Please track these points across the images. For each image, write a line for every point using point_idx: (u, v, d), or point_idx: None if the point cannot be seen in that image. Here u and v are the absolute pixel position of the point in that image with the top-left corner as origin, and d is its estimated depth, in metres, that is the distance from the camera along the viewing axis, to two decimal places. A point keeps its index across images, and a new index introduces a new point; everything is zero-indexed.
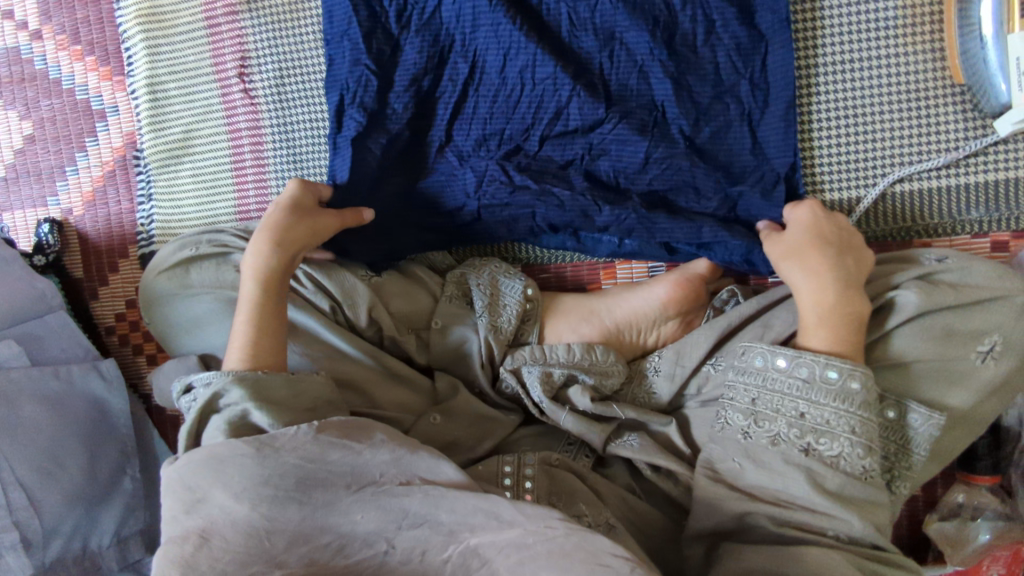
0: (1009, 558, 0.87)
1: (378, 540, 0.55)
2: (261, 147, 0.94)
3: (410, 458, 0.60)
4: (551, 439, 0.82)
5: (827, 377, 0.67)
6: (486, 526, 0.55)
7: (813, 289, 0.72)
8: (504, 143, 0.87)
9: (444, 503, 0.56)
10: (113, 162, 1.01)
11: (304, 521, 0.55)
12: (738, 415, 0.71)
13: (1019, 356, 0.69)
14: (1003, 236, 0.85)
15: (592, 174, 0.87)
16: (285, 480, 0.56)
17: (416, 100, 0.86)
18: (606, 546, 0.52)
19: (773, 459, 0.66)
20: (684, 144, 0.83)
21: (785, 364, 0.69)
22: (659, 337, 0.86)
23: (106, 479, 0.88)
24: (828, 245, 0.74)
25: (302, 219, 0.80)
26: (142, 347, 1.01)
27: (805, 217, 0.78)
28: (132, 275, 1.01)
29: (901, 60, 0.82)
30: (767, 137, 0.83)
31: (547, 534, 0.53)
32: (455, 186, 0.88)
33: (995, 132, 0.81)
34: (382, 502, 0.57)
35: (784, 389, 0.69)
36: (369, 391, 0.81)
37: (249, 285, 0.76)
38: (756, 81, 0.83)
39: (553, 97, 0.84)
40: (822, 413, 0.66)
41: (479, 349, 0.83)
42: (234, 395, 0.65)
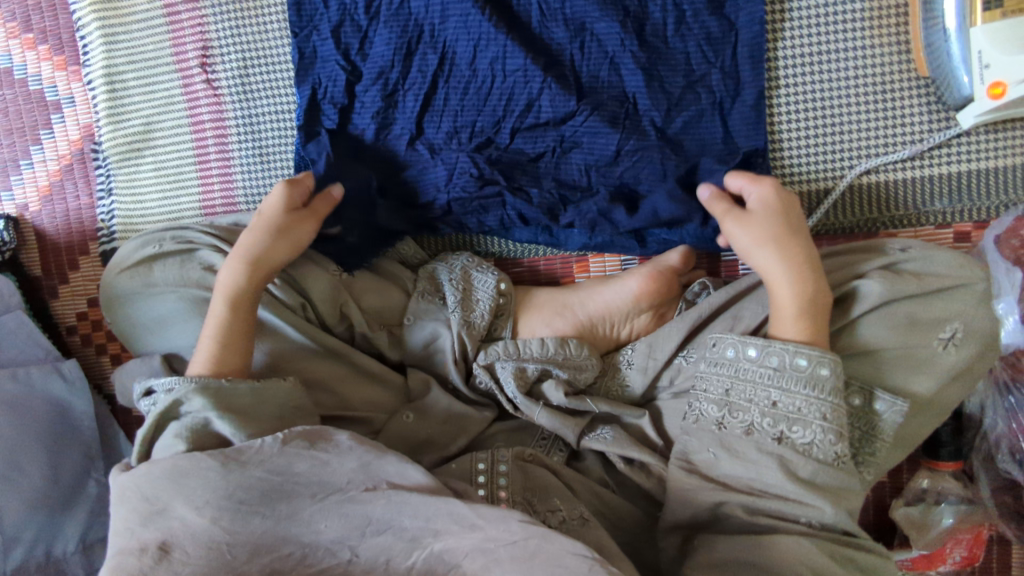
0: (972, 540, 0.88)
1: (342, 548, 0.54)
2: (225, 139, 0.91)
3: (378, 464, 0.60)
4: (524, 435, 0.82)
5: (797, 364, 0.68)
6: (449, 531, 0.54)
7: (795, 283, 0.71)
8: (475, 138, 0.85)
9: (407, 509, 0.55)
10: (71, 156, 0.98)
11: (265, 530, 0.54)
12: (711, 406, 0.71)
13: (981, 343, 0.70)
14: (966, 227, 0.86)
15: (564, 167, 0.86)
16: (249, 495, 0.56)
17: (386, 93, 0.85)
18: (567, 546, 0.52)
19: (749, 450, 0.67)
20: (655, 135, 0.83)
21: (756, 353, 0.70)
22: (632, 330, 0.86)
23: (69, 484, 0.85)
24: (797, 231, 0.74)
25: (274, 238, 0.77)
26: (105, 346, 0.98)
27: (771, 198, 0.76)
28: (94, 273, 0.98)
29: (868, 52, 0.83)
30: (737, 127, 0.84)
31: (508, 538, 0.53)
32: (428, 181, 0.87)
33: (958, 124, 0.82)
34: (345, 509, 0.56)
35: (756, 378, 0.70)
36: (340, 391, 0.81)
37: (219, 304, 0.74)
38: (726, 72, 0.83)
39: (524, 90, 0.83)
40: (793, 400, 0.67)
41: (452, 345, 0.82)
42: (195, 404, 0.64)
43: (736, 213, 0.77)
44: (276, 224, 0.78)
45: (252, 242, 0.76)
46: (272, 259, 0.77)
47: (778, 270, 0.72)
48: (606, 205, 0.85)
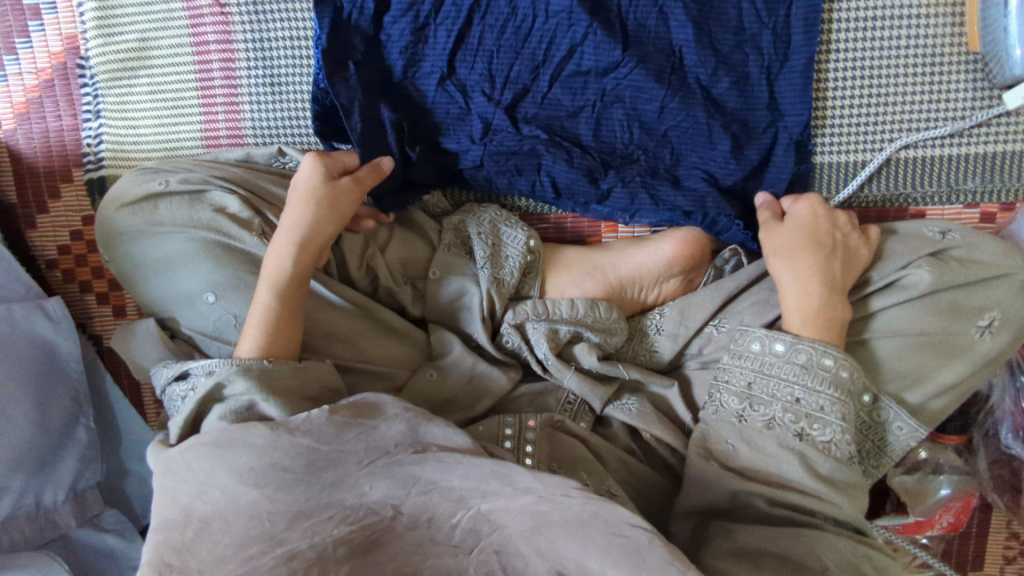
0: (960, 508, 0.90)
1: (385, 506, 0.52)
2: (232, 64, 0.83)
3: (425, 425, 0.58)
4: (549, 401, 0.79)
5: (823, 364, 0.67)
6: (500, 492, 0.52)
7: (800, 292, 0.71)
8: (508, 87, 0.80)
9: (458, 469, 0.53)
10: (51, 70, 0.87)
11: (307, 497, 0.52)
12: (733, 398, 0.71)
13: (1014, 332, 0.71)
14: (993, 207, 0.86)
15: (603, 122, 0.81)
16: (295, 463, 0.53)
17: (417, 26, 0.78)
18: (624, 516, 0.50)
19: (768, 443, 0.67)
20: (701, 94, 0.79)
21: (783, 349, 0.70)
22: (661, 294, 0.85)
23: (58, 430, 0.80)
24: (820, 247, 0.73)
25: (317, 214, 0.71)
26: (91, 284, 0.91)
27: (804, 214, 0.76)
28: (77, 203, 0.90)
29: (923, 22, 0.81)
30: (783, 94, 0.80)
31: (565, 502, 0.51)
32: (461, 129, 0.82)
33: (1001, 104, 0.81)
34: (393, 471, 0.54)
35: (781, 374, 0.69)
36: (359, 343, 0.77)
37: (264, 293, 0.69)
38: (777, 33, 0.78)
39: (567, 34, 0.78)
40: (817, 399, 0.67)
41: (480, 302, 0.78)
42: (239, 386, 0.61)
43: (769, 221, 0.77)
44: (321, 196, 0.71)
45: (300, 224, 0.70)
46: (317, 235, 0.71)
47: (788, 280, 0.72)
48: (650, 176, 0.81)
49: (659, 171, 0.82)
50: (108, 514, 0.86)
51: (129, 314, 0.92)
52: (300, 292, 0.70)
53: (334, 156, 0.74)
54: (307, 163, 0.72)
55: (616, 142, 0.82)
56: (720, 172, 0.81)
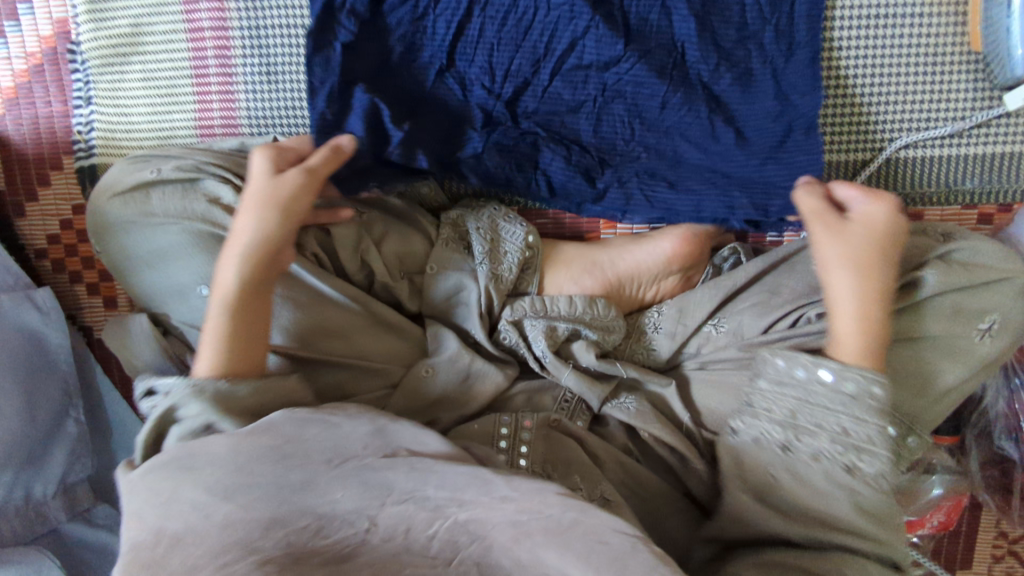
0: (951, 508, 0.90)
1: (359, 518, 0.50)
2: (227, 52, 0.82)
3: (393, 427, 0.58)
4: (546, 399, 0.79)
5: (873, 393, 0.61)
6: (477, 501, 0.50)
7: (862, 317, 0.65)
8: (509, 79, 0.79)
9: (431, 479, 0.52)
10: (41, 55, 0.85)
11: (279, 500, 0.50)
12: (774, 428, 0.65)
13: (1014, 334, 0.73)
14: (991, 209, 0.87)
15: (605, 117, 0.80)
16: (263, 466, 0.51)
17: (415, 15, 0.77)
18: (607, 522, 0.49)
19: (815, 478, 0.62)
20: (702, 91, 0.78)
21: (830, 377, 0.62)
22: (658, 292, 0.84)
23: (48, 423, 0.79)
24: (887, 262, 0.66)
25: (262, 214, 0.65)
26: (81, 274, 0.89)
27: (878, 218, 0.67)
28: (67, 190, 0.88)
29: (926, 21, 0.80)
30: (791, 84, 0.77)
31: (547, 511, 0.50)
32: (461, 124, 0.81)
33: (1002, 105, 0.81)
34: (365, 476, 0.52)
35: (828, 403, 0.62)
36: (354, 338, 0.77)
37: (215, 307, 0.64)
38: (780, 30, 0.77)
39: (568, 27, 0.76)
40: (867, 430, 0.60)
41: (478, 298, 0.78)
42: (191, 410, 0.57)
43: (829, 220, 0.68)
44: (264, 196, 0.66)
45: (245, 230, 0.65)
46: (263, 237, 0.65)
47: (850, 299, 0.65)
48: (647, 175, 0.82)
49: (660, 169, 0.81)
50: (98, 507, 0.85)
51: (120, 305, 0.90)
52: (253, 301, 0.64)
53: (278, 155, 0.69)
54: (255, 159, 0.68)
55: (616, 139, 0.81)
56: (722, 166, 0.80)
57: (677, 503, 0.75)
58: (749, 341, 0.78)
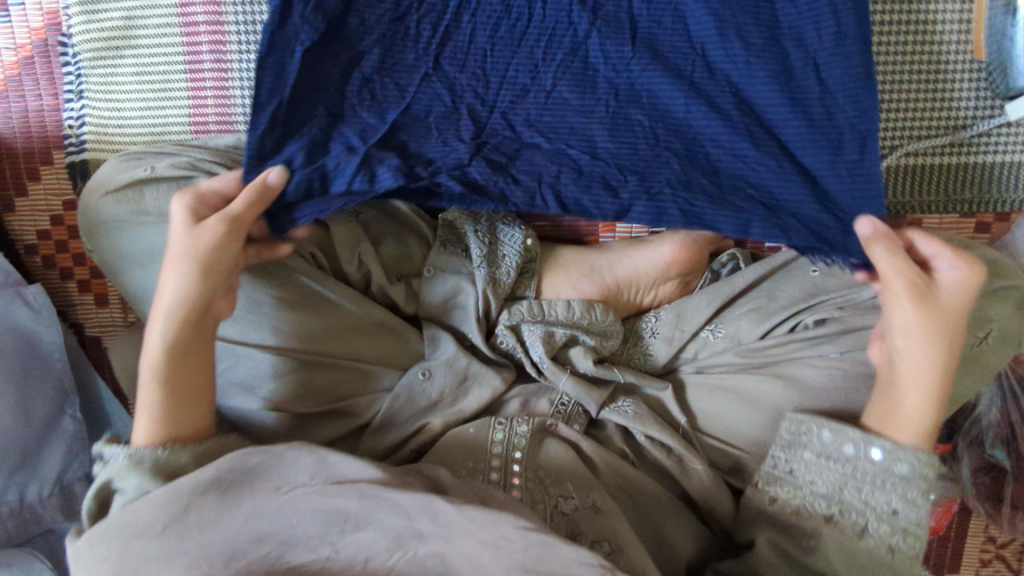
0: (942, 513, 0.90)
1: (321, 545, 0.53)
2: (222, 47, 0.80)
3: (334, 459, 0.57)
4: (541, 403, 0.78)
5: (924, 475, 0.63)
6: (436, 535, 0.53)
7: (924, 392, 0.64)
8: (506, 88, 0.70)
9: (382, 506, 0.54)
10: (31, 47, 0.84)
11: (232, 535, 0.53)
12: (820, 501, 0.65)
13: (1011, 345, 0.75)
14: (988, 217, 0.87)
15: (623, 126, 0.70)
16: (207, 502, 0.54)
17: (396, 15, 0.68)
18: (573, 555, 0.52)
19: (861, 554, 0.63)
20: (731, 93, 0.68)
21: (880, 456, 0.64)
22: (657, 297, 0.83)
23: (42, 422, 0.78)
24: (961, 335, 0.63)
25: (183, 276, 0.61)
26: (72, 272, 0.88)
27: (970, 290, 0.62)
28: (57, 185, 0.87)
29: (930, 29, 0.81)
30: (837, 82, 0.66)
31: (509, 547, 0.52)
32: (446, 126, 0.69)
33: (1002, 115, 0.81)
34: (317, 504, 0.54)
35: (876, 481, 0.64)
36: (350, 340, 0.76)
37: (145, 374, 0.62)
38: (821, 20, 0.66)
39: (568, 32, 0.71)
40: (915, 511, 0.62)
41: (476, 302, 0.77)
42: (129, 483, 0.57)
43: (922, 293, 0.62)
44: (183, 256, 0.61)
45: (170, 290, 0.61)
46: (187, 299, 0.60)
47: (918, 372, 0.63)
48: (684, 179, 0.68)
49: (695, 176, 0.68)
50: None
51: (111, 302, 0.89)
52: (182, 368, 0.62)
53: (196, 203, 0.62)
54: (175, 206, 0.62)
55: (638, 145, 0.69)
56: (755, 178, 0.67)
57: (676, 508, 0.75)
58: (747, 348, 0.79)
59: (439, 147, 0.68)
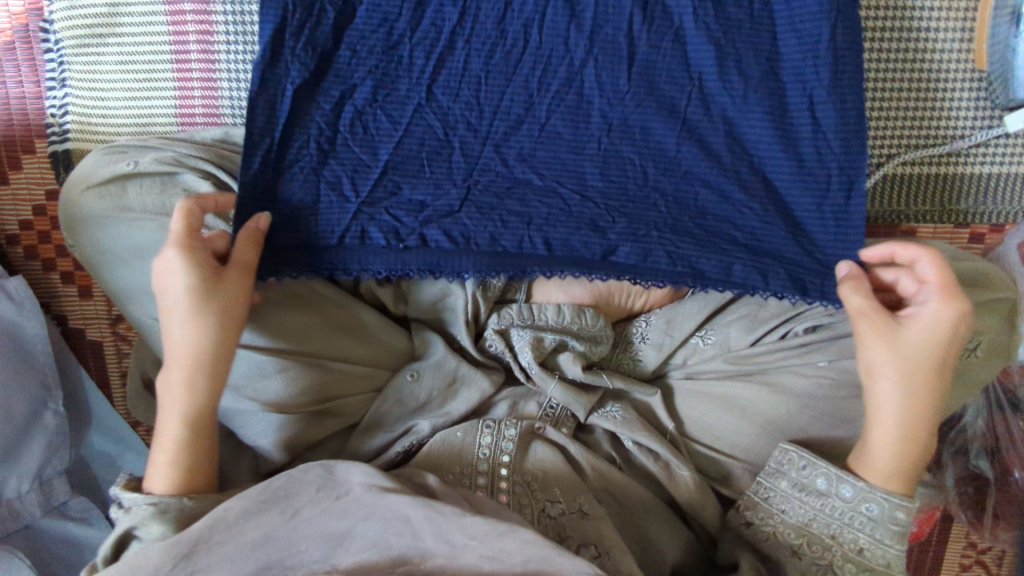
0: (925, 519, 0.90)
1: (323, 568, 0.55)
2: (209, 36, 0.79)
3: (342, 467, 0.62)
4: (529, 405, 0.78)
5: (896, 518, 0.64)
6: (439, 551, 0.55)
7: (899, 437, 0.64)
8: (498, 119, 0.73)
9: (390, 526, 0.57)
10: (12, 32, 0.82)
11: (242, 561, 0.55)
12: (790, 532, 0.68)
13: (1000, 358, 0.74)
14: (983, 229, 0.86)
15: (613, 160, 0.74)
16: (213, 532, 0.56)
17: (389, 45, 0.72)
18: (566, 565, 0.53)
19: None
20: (724, 129, 0.73)
21: (850, 494, 0.66)
22: (648, 301, 0.82)
23: (23, 419, 0.77)
24: (939, 377, 0.64)
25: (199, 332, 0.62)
26: (56, 263, 0.87)
27: (946, 327, 0.62)
28: (40, 175, 0.85)
29: (933, 36, 0.80)
30: (833, 126, 0.73)
31: (509, 562, 0.54)
32: (438, 164, 0.72)
33: (1002, 125, 0.81)
34: (323, 524, 0.57)
35: (846, 519, 0.66)
36: (340, 342, 0.75)
37: (170, 425, 0.63)
38: (820, 58, 0.72)
39: (564, 61, 0.73)
40: (883, 552, 0.65)
41: (465, 305, 0.76)
42: (153, 532, 0.59)
43: (884, 329, 0.64)
44: (195, 309, 0.61)
45: (180, 341, 0.62)
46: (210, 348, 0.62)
47: (890, 414, 0.64)
48: (672, 216, 0.73)
49: (682, 220, 0.73)
50: (74, 502, 0.84)
51: (95, 294, 0.88)
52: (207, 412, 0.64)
53: (192, 251, 0.61)
54: (167, 257, 0.61)
55: (627, 183, 0.74)
56: (740, 219, 0.73)
57: (663, 513, 0.75)
58: (737, 354, 0.78)
59: (431, 189, 0.72)
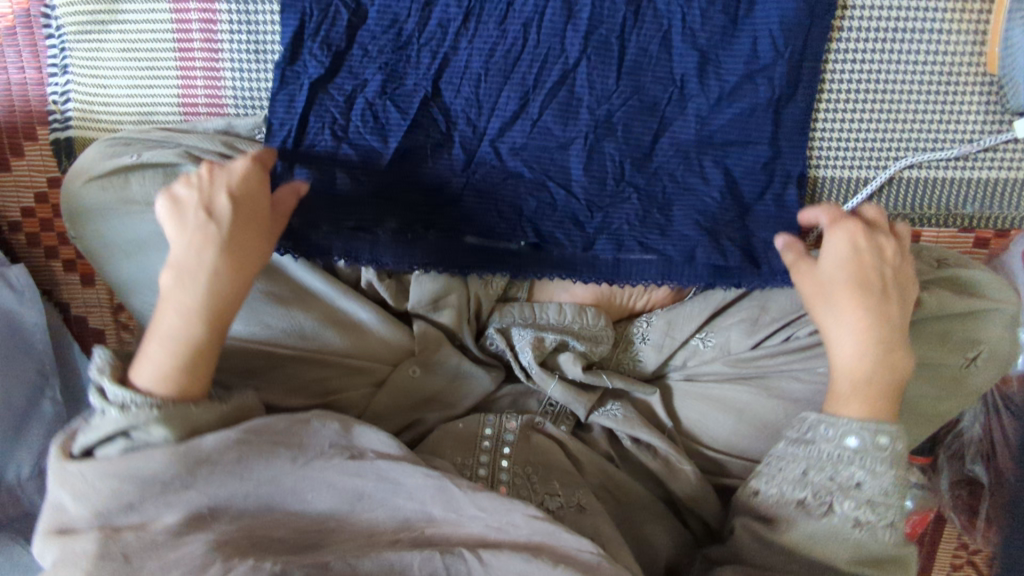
0: (918, 521, 0.92)
1: (330, 520, 0.58)
2: (212, 26, 0.77)
3: (358, 427, 0.62)
4: (529, 401, 0.80)
5: (879, 443, 0.61)
6: (446, 518, 0.58)
7: (852, 352, 0.64)
8: (496, 114, 0.77)
9: (400, 489, 0.59)
10: (14, 18, 0.82)
11: (248, 492, 0.56)
12: (788, 487, 0.63)
13: (998, 368, 0.74)
14: (987, 233, 0.88)
15: (595, 157, 0.78)
16: (226, 458, 0.55)
17: (399, 45, 0.76)
18: (573, 543, 0.55)
19: (828, 529, 0.60)
20: (695, 127, 0.78)
21: (831, 432, 0.62)
22: (649, 301, 0.82)
23: (20, 407, 0.78)
24: (870, 290, 0.65)
25: (246, 228, 0.62)
26: (58, 250, 0.87)
27: (845, 245, 0.67)
28: (42, 163, 0.85)
29: (942, 38, 0.79)
30: (783, 131, 0.79)
31: (515, 533, 0.57)
32: (442, 155, 0.77)
33: (1010, 130, 0.80)
34: (334, 480, 0.58)
35: (833, 458, 0.62)
36: (341, 337, 0.74)
37: (183, 318, 0.58)
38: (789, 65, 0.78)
39: (559, 61, 0.77)
40: (879, 483, 0.60)
41: (467, 304, 0.78)
42: (155, 436, 0.54)
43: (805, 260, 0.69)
44: (249, 212, 0.62)
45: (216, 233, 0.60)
46: (250, 250, 0.62)
47: (837, 337, 0.65)
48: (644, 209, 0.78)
49: (651, 212, 0.78)
50: None
51: (98, 283, 0.88)
52: (227, 316, 0.60)
53: (257, 166, 0.65)
54: (235, 165, 0.64)
55: (606, 175, 0.78)
56: (708, 208, 0.78)
57: (659, 508, 0.75)
58: (737, 357, 0.78)
59: (436, 176, 0.77)
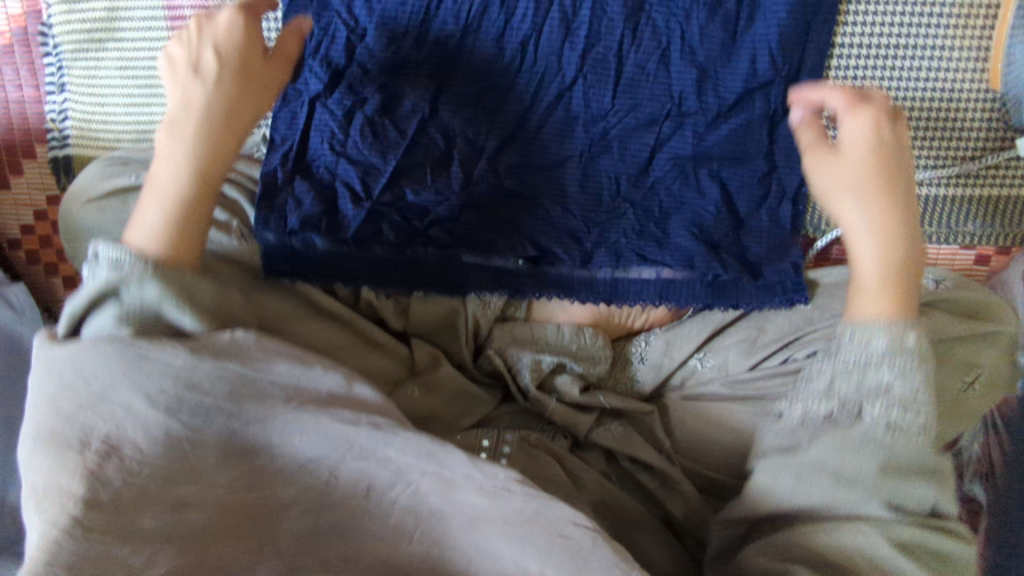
0: None
1: (321, 469, 0.51)
2: None
3: (360, 385, 0.57)
4: (530, 419, 0.79)
5: (906, 342, 0.58)
6: (439, 476, 0.51)
7: (876, 247, 0.62)
8: (494, 132, 0.77)
9: (394, 442, 0.52)
10: (11, 35, 0.81)
11: (232, 427, 0.50)
12: (813, 402, 0.61)
13: (997, 390, 0.74)
14: (990, 250, 0.85)
15: (592, 175, 0.78)
16: (216, 387, 0.51)
17: (396, 65, 0.76)
18: (566, 515, 0.50)
19: (855, 438, 0.57)
20: (691, 147, 0.78)
21: (857, 334, 0.60)
22: (648, 320, 0.82)
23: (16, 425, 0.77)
24: (889, 171, 0.63)
25: (238, 89, 0.62)
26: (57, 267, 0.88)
27: (862, 134, 0.63)
28: (41, 180, 0.85)
29: (944, 55, 0.78)
30: (782, 143, 0.78)
31: (510, 505, 0.50)
32: (440, 174, 0.76)
33: (1013, 148, 0.80)
34: (324, 427, 0.52)
35: (857, 362, 0.59)
36: (339, 354, 0.73)
37: (177, 173, 0.60)
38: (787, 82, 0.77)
39: (556, 78, 0.77)
40: (908, 384, 0.57)
41: (466, 324, 0.78)
42: (145, 290, 0.54)
43: (819, 144, 0.66)
44: (239, 71, 0.63)
45: (206, 98, 0.61)
46: (240, 117, 0.63)
47: (859, 231, 0.63)
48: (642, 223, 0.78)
49: (647, 226, 0.78)
50: None
51: None
52: (216, 178, 0.62)
53: (249, 24, 0.63)
54: (223, 19, 0.63)
55: (602, 193, 0.78)
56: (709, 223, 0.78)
57: (659, 529, 0.72)
58: (733, 378, 0.78)
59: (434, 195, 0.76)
